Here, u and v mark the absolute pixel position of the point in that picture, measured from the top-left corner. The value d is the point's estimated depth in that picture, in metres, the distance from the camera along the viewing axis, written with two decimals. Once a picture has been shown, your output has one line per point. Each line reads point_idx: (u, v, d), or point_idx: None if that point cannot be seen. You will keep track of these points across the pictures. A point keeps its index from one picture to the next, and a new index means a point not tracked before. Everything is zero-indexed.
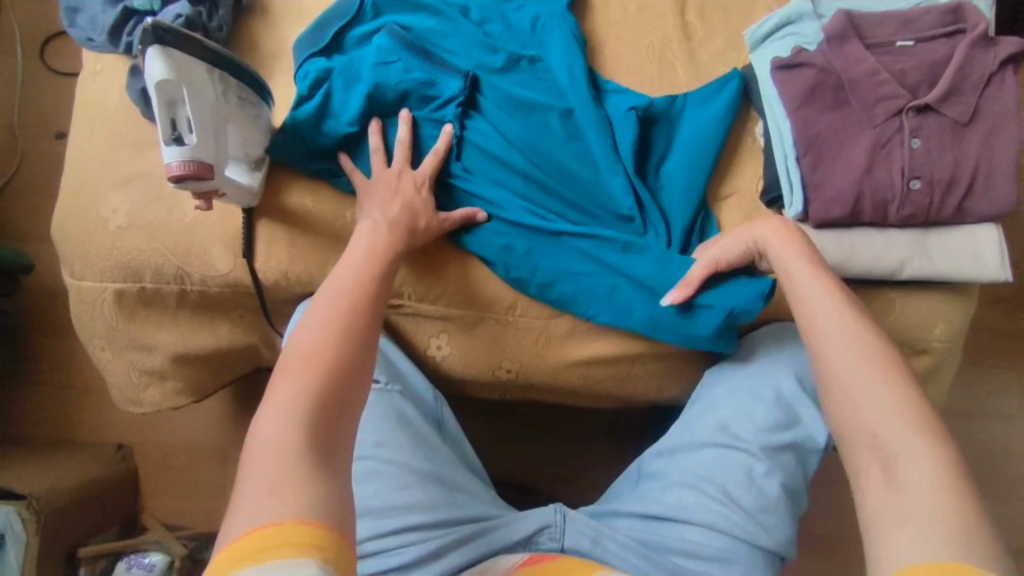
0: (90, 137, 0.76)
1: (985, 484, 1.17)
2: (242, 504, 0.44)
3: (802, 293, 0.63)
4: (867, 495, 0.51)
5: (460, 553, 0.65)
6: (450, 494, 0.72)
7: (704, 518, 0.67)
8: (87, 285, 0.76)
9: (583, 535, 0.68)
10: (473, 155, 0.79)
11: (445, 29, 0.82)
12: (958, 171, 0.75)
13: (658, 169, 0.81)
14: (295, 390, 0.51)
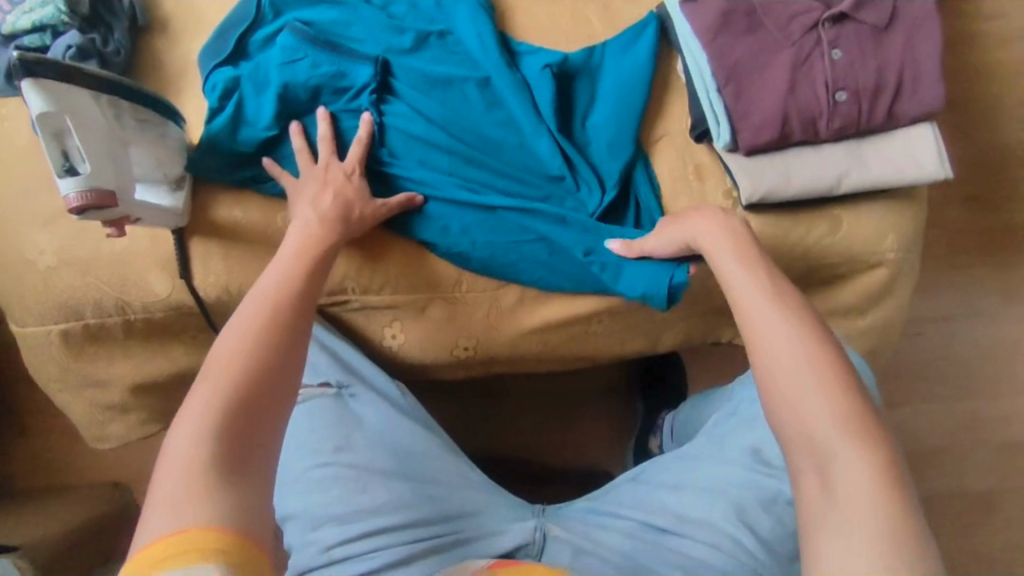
0: (5, 179, 0.74)
1: (925, 378, 1.32)
2: (151, 510, 0.44)
3: (730, 280, 0.63)
4: (803, 497, 0.51)
5: (431, 560, 0.66)
6: (420, 487, 0.72)
7: (707, 536, 0.68)
8: (30, 331, 0.75)
9: (567, 546, 0.68)
10: (400, 143, 0.76)
11: (347, 19, 0.78)
12: (883, 76, 0.74)
13: (584, 123, 0.79)
14: (208, 399, 0.50)
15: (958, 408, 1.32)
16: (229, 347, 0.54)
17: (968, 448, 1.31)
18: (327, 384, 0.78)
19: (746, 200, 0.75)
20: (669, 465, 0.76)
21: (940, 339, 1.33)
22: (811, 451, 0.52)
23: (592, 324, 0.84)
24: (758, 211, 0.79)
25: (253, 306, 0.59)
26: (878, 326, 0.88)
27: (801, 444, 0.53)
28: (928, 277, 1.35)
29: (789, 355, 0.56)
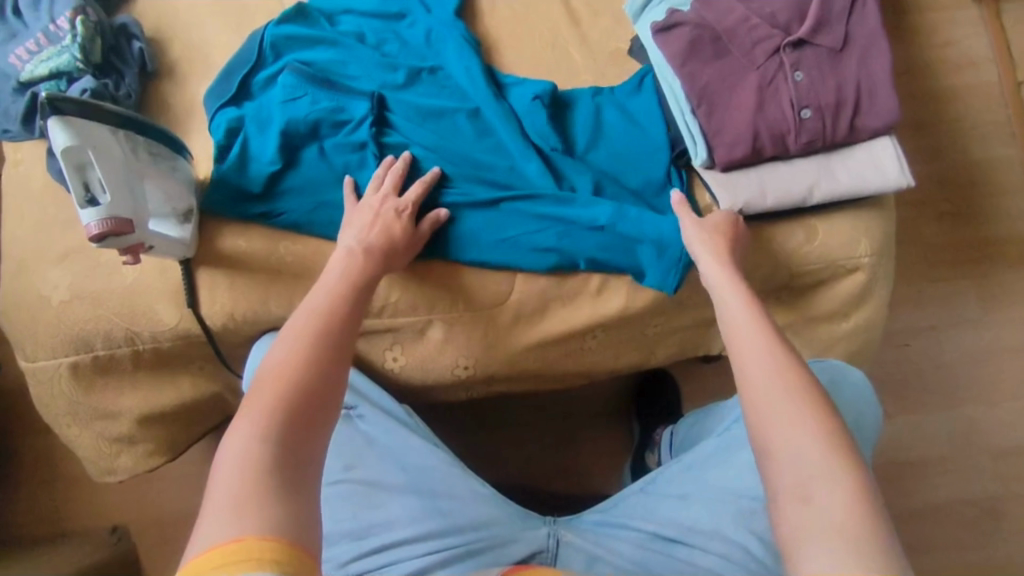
0: (20, 219, 0.78)
1: (916, 389, 1.35)
2: (207, 521, 0.46)
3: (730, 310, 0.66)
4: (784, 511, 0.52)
5: (446, 571, 0.67)
6: (432, 502, 0.73)
7: (717, 547, 0.66)
8: (41, 365, 0.77)
9: (576, 557, 0.69)
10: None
11: (342, 59, 0.83)
12: (842, 94, 0.80)
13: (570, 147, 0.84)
14: (269, 401, 0.53)
15: (950, 415, 1.34)
16: (286, 354, 0.58)
17: (963, 456, 1.33)
18: None
19: (725, 212, 0.80)
20: (679, 470, 0.73)
21: (927, 348, 1.37)
22: (798, 482, 0.52)
23: (587, 339, 0.88)
24: (738, 223, 0.84)
25: (305, 320, 0.63)
26: (861, 328, 0.92)
27: (789, 474, 0.53)
28: (908, 288, 1.39)
29: (775, 393, 0.56)
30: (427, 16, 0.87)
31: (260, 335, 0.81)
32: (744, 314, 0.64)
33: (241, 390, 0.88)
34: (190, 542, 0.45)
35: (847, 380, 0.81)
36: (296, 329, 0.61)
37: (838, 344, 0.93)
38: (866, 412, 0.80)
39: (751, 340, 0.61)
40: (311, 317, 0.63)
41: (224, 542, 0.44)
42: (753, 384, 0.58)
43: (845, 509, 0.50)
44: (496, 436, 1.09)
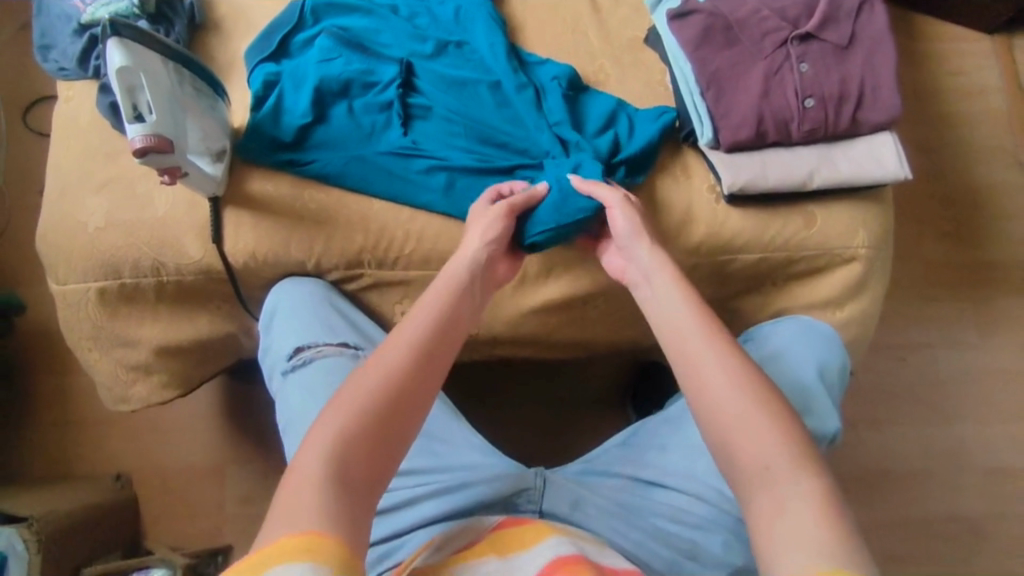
0: (66, 151, 0.83)
1: (913, 404, 1.36)
2: (272, 518, 0.47)
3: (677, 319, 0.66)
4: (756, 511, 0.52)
5: (434, 502, 0.70)
6: (427, 443, 0.76)
7: (693, 489, 0.72)
8: (71, 288, 0.81)
9: (562, 500, 0.70)
10: (424, 130, 0.85)
11: (375, 27, 0.89)
12: (846, 87, 0.84)
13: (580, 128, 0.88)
14: (347, 420, 0.54)
15: (947, 432, 1.35)
16: (372, 380, 0.57)
17: (958, 475, 1.33)
18: (344, 344, 0.80)
19: (727, 190, 0.84)
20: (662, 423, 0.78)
21: (926, 364, 1.38)
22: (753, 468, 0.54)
23: (590, 307, 0.91)
24: (739, 205, 0.87)
25: (402, 343, 0.60)
26: (857, 320, 0.94)
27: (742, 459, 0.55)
28: (909, 305, 1.41)
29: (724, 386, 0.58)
30: None
31: (280, 279, 0.85)
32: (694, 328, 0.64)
33: (254, 334, 0.92)
34: (258, 534, 0.46)
35: (813, 333, 0.83)
36: (390, 354, 0.59)
37: None
38: (834, 363, 0.80)
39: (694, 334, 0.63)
40: (406, 342, 0.61)
41: (299, 532, 0.45)
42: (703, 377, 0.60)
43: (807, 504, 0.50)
44: (495, 410, 1.12)
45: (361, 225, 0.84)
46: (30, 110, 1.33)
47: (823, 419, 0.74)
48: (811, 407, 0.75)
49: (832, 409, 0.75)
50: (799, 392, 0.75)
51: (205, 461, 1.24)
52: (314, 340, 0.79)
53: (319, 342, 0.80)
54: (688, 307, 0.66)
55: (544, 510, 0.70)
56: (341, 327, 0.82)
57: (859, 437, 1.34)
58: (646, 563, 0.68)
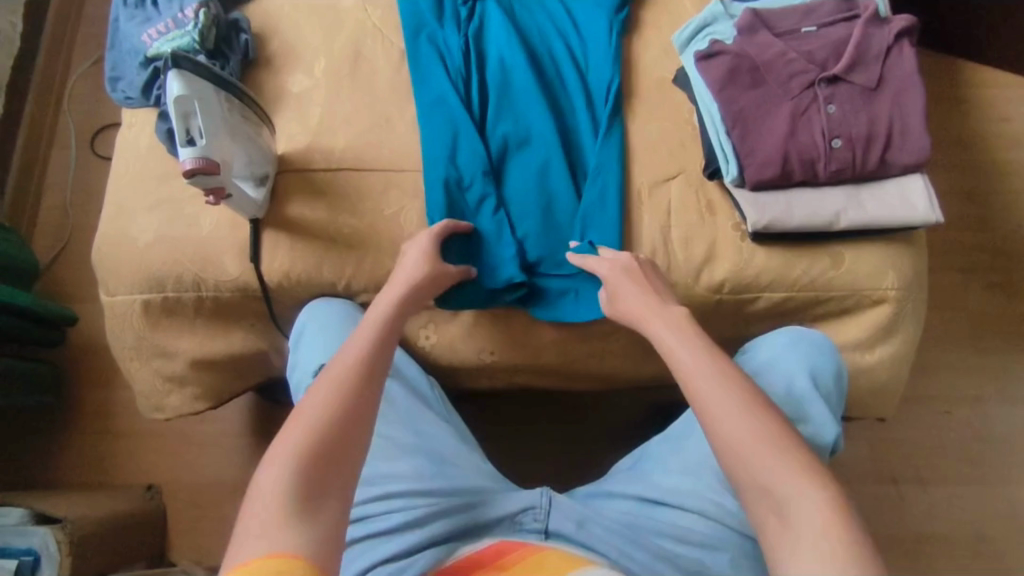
0: (126, 172, 0.90)
1: (951, 459, 1.32)
2: (247, 539, 0.50)
3: (667, 344, 0.71)
4: (772, 541, 0.56)
5: (442, 522, 0.74)
6: (437, 467, 0.79)
7: (696, 506, 0.78)
8: (119, 299, 0.87)
9: (567, 519, 0.75)
10: (539, 133, 0.91)
11: (537, 181, 0.90)
12: (874, 128, 0.84)
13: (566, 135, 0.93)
14: (292, 449, 0.57)
15: (991, 494, 1.30)
16: (307, 419, 0.60)
17: (1003, 538, 1.27)
18: None
19: (751, 227, 0.85)
20: (662, 444, 0.87)
21: (970, 420, 1.34)
22: (771, 506, 0.57)
23: (611, 340, 0.91)
24: (765, 242, 0.88)
25: (334, 377, 0.64)
26: (888, 362, 0.92)
27: (763, 503, 0.58)
28: (950, 356, 1.37)
29: (749, 436, 0.60)
30: (546, 153, 0.90)
31: (311, 298, 0.89)
32: (685, 346, 0.69)
33: (284, 352, 0.95)
34: (231, 555, 0.49)
35: (801, 338, 0.86)
36: (329, 383, 0.63)
37: (861, 378, 0.92)
38: (827, 363, 0.84)
39: (697, 359, 0.67)
40: (343, 367, 0.65)
41: (266, 555, 0.48)
42: (720, 425, 0.61)
43: (820, 519, 0.54)
44: (519, 442, 1.12)
45: (391, 250, 0.87)
46: (97, 136, 1.44)
47: (820, 426, 0.78)
48: (807, 415, 0.79)
49: (830, 415, 0.79)
50: (790, 401, 0.79)
51: (235, 477, 1.28)
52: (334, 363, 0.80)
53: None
54: (676, 326, 0.72)
55: (550, 528, 0.75)
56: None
57: (897, 493, 1.30)
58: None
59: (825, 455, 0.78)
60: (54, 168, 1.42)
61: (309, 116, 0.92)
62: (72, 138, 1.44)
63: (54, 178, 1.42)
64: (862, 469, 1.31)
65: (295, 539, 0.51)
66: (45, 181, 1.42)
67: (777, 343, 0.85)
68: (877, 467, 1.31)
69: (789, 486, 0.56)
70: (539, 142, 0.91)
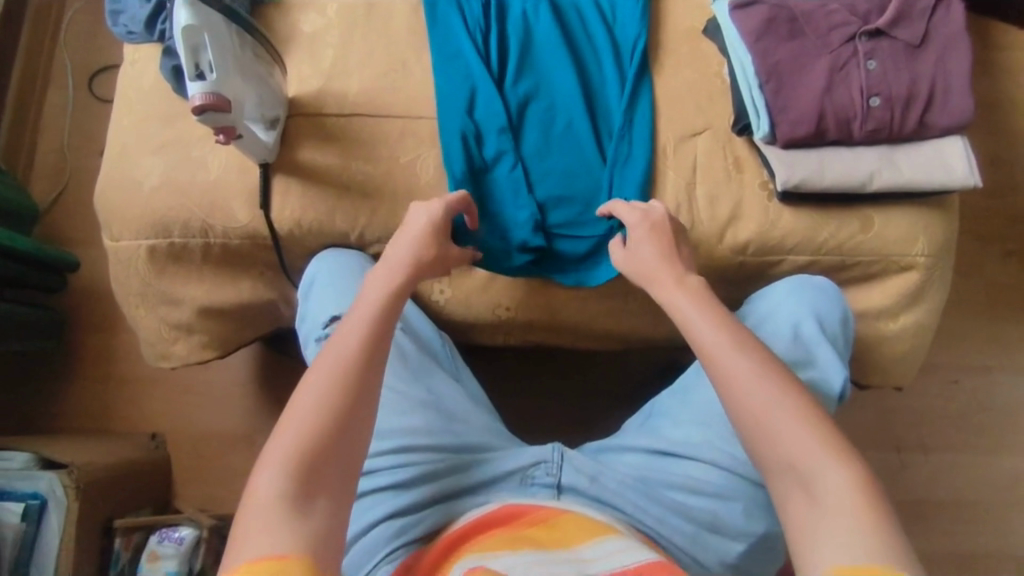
0: (129, 111, 0.86)
1: (957, 430, 1.32)
2: (242, 546, 0.50)
3: (684, 320, 0.68)
4: (793, 515, 0.56)
5: (452, 478, 0.73)
6: (448, 421, 0.79)
7: (710, 456, 0.77)
8: (124, 244, 0.84)
9: (579, 473, 0.74)
10: (562, 88, 0.87)
11: (559, 139, 0.86)
12: (915, 87, 0.80)
13: (591, 88, 0.89)
14: (287, 448, 0.55)
15: (994, 465, 1.30)
16: (303, 418, 0.57)
17: (1004, 506, 1.29)
18: None
19: (780, 186, 0.82)
20: (672, 398, 0.86)
21: (977, 390, 1.33)
22: (797, 482, 0.56)
23: (629, 298, 0.90)
24: (793, 202, 0.85)
25: (331, 363, 0.61)
26: (910, 332, 0.90)
27: (788, 477, 0.57)
28: (964, 327, 1.36)
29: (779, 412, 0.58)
30: (569, 108, 0.87)
31: (322, 249, 0.86)
32: (707, 318, 0.66)
33: (293, 303, 0.93)
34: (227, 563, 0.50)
35: (809, 283, 0.84)
36: (317, 381, 0.60)
37: (881, 345, 0.91)
38: (835, 311, 0.82)
39: (719, 334, 0.64)
40: (335, 358, 0.62)
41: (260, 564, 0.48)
42: (746, 397, 0.60)
43: (846, 494, 0.54)
44: (527, 399, 1.12)
45: (407, 199, 0.84)
46: (95, 77, 1.38)
47: (826, 371, 0.77)
48: (814, 359, 0.78)
49: (835, 358, 0.77)
50: (798, 348, 0.78)
51: (239, 427, 1.27)
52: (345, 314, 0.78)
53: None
54: (696, 299, 0.69)
55: (563, 483, 0.73)
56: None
57: (900, 461, 1.31)
58: (670, 536, 0.73)
59: (831, 404, 0.77)
60: (52, 109, 1.37)
61: (321, 58, 0.88)
62: (69, 79, 1.38)
63: (51, 119, 1.37)
64: (866, 436, 1.31)
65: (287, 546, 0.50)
66: (42, 122, 1.37)
67: (784, 291, 0.83)
68: (883, 435, 1.32)
69: (817, 462, 0.56)
70: (563, 96, 0.87)
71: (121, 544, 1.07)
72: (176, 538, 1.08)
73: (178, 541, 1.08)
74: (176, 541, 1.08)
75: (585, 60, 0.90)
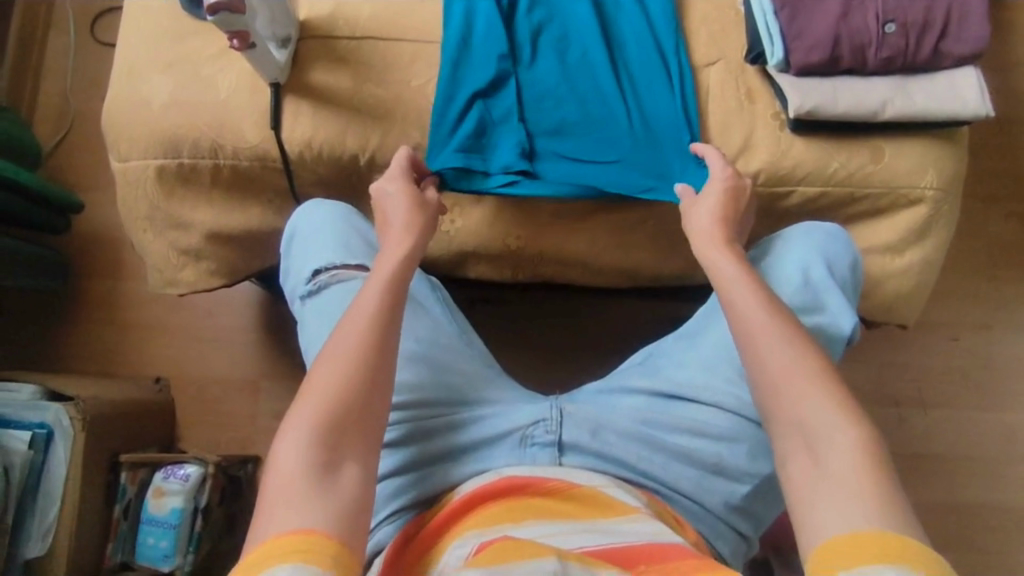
0: (138, 31, 0.85)
1: (958, 385, 1.33)
2: (268, 513, 0.52)
3: (721, 278, 0.67)
4: (795, 474, 0.56)
5: (450, 436, 0.74)
6: (442, 373, 0.78)
7: (713, 400, 0.75)
8: (133, 164, 0.83)
9: (578, 430, 0.74)
10: (576, 18, 0.86)
11: (571, 70, 0.85)
12: (931, 14, 0.80)
13: (606, 19, 0.88)
14: (313, 417, 0.57)
15: (991, 419, 1.32)
16: (327, 387, 0.59)
17: (1002, 460, 1.30)
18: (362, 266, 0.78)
19: (792, 114, 0.81)
20: (676, 341, 0.83)
21: (978, 347, 1.34)
22: (803, 442, 0.56)
23: (638, 229, 0.90)
24: (804, 133, 0.85)
25: (353, 332, 0.62)
26: (917, 268, 0.90)
27: (794, 437, 0.57)
28: (965, 284, 1.37)
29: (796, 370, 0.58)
30: (582, 37, 0.86)
31: (332, 174, 0.85)
32: (738, 279, 0.66)
33: None
34: (252, 529, 0.52)
35: (817, 230, 0.82)
36: (344, 352, 0.61)
37: (889, 281, 0.91)
38: (844, 259, 0.80)
39: (749, 297, 0.64)
40: (359, 329, 0.62)
41: (287, 533, 0.50)
42: (767, 357, 0.60)
43: (850, 460, 0.54)
44: (532, 341, 1.13)
45: (419, 123, 0.83)
46: (97, 19, 1.36)
47: (835, 316, 0.74)
48: (822, 303, 0.76)
49: (844, 303, 0.75)
50: (805, 292, 0.76)
51: (243, 373, 1.27)
52: (330, 263, 0.78)
53: (336, 265, 0.78)
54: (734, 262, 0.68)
55: (564, 440, 0.73)
56: (358, 248, 0.80)
57: (900, 415, 1.32)
58: (675, 486, 0.73)
59: (839, 347, 0.75)
60: (54, 52, 1.36)
61: None
62: (72, 21, 1.36)
63: (54, 61, 1.35)
64: (866, 390, 1.33)
65: (314, 514, 0.52)
66: (44, 65, 1.35)
67: (793, 238, 0.81)
68: (883, 389, 1.33)
69: (826, 428, 0.55)
70: (577, 26, 0.86)
71: (127, 479, 1.08)
72: (181, 475, 1.08)
73: (183, 478, 1.08)
74: (182, 478, 1.08)
75: None
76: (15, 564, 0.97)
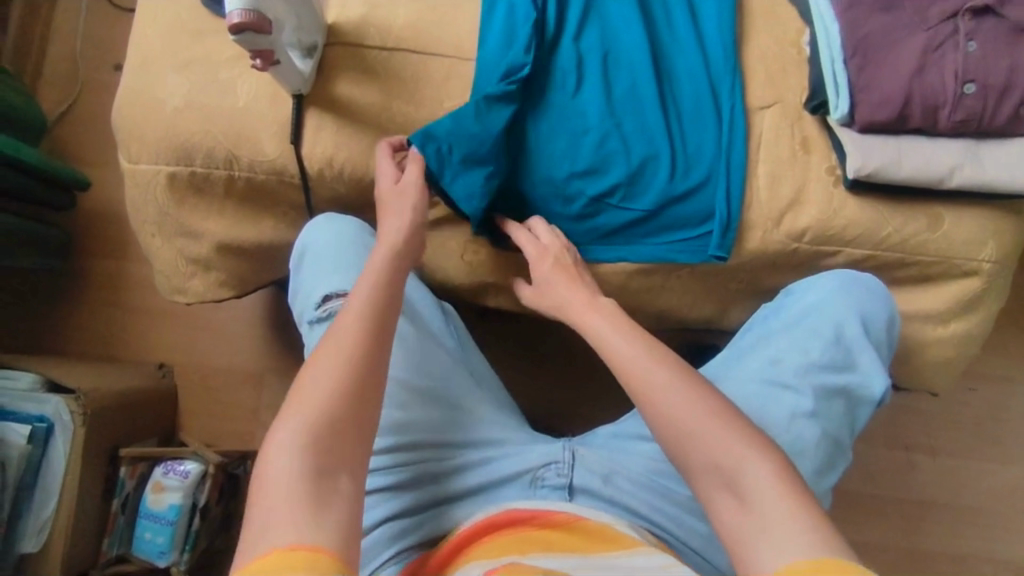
0: (155, 24, 0.79)
1: (973, 436, 1.29)
2: (255, 529, 0.47)
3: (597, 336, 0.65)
4: (724, 521, 0.51)
5: (456, 479, 0.70)
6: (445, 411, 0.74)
7: None
8: (142, 168, 0.78)
9: (592, 475, 0.70)
10: (627, 48, 0.80)
11: (619, 103, 0.79)
12: (1016, 76, 0.73)
13: (659, 49, 0.81)
14: (312, 421, 0.52)
15: (1003, 473, 1.28)
16: (321, 393, 0.53)
17: (1010, 515, 1.27)
18: None
19: (851, 174, 0.75)
20: None
21: (998, 399, 1.30)
22: (724, 483, 0.52)
23: (670, 278, 0.84)
24: (859, 192, 0.79)
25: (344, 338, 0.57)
26: (958, 339, 0.85)
27: (711, 478, 0.53)
28: (994, 334, 1.31)
29: (697, 413, 0.55)
30: (631, 69, 0.79)
31: (350, 193, 0.80)
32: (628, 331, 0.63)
33: None
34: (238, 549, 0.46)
35: (853, 280, 0.77)
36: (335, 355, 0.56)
37: (926, 350, 0.86)
38: (879, 311, 0.75)
39: (630, 346, 0.61)
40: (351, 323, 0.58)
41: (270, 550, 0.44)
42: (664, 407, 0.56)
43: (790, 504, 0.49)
44: (537, 368, 1.09)
45: None
46: None
47: (868, 377, 0.72)
48: (854, 363, 0.73)
49: (879, 367, 0.73)
50: (841, 349, 0.73)
51: (245, 366, 1.24)
52: (343, 289, 0.73)
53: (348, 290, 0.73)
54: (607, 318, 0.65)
55: (574, 483, 0.69)
56: None
57: (909, 461, 1.29)
58: (688, 542, 0.69)
59: (868, 407, 0.74)
60: (64, 15, 1.29)
61: None
62: None
63: (64, 24, 1.29)
64: (877, 433, 1.29)
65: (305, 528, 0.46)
66: (55, 27, 1.29)
67: (827, 289, 0.76)
68: (896, 434, 1.29)
69: (737, 461, 0.52)
70: (630, 57, 0.79)
71: (126, 473, 1.06)
72: (181, 471, 1.07)
73: (183, 475, 1.07)
74: (182, 475, 1.06)
75: (656, 19, 0.82)
76: (9, 558, 0.96)
